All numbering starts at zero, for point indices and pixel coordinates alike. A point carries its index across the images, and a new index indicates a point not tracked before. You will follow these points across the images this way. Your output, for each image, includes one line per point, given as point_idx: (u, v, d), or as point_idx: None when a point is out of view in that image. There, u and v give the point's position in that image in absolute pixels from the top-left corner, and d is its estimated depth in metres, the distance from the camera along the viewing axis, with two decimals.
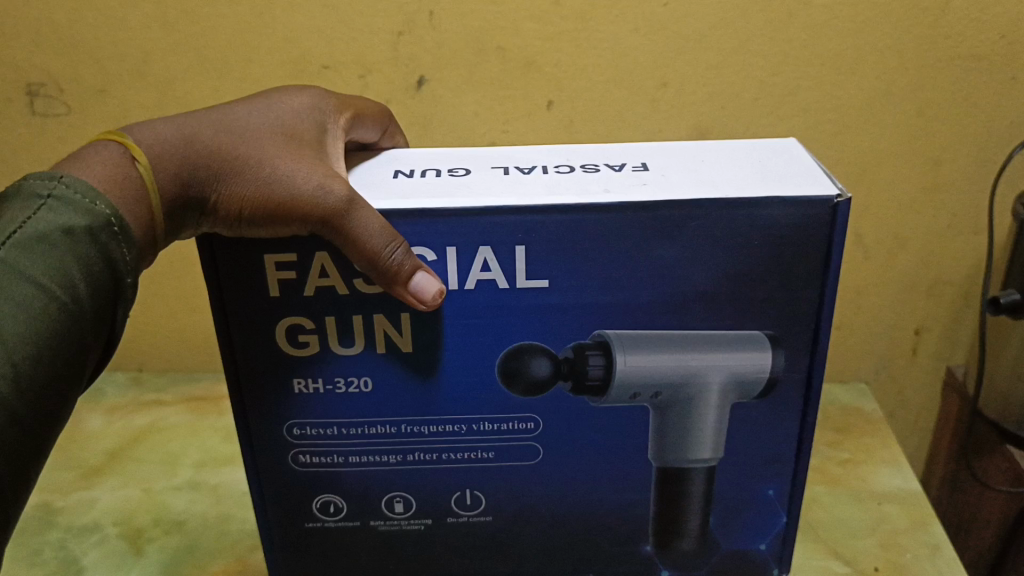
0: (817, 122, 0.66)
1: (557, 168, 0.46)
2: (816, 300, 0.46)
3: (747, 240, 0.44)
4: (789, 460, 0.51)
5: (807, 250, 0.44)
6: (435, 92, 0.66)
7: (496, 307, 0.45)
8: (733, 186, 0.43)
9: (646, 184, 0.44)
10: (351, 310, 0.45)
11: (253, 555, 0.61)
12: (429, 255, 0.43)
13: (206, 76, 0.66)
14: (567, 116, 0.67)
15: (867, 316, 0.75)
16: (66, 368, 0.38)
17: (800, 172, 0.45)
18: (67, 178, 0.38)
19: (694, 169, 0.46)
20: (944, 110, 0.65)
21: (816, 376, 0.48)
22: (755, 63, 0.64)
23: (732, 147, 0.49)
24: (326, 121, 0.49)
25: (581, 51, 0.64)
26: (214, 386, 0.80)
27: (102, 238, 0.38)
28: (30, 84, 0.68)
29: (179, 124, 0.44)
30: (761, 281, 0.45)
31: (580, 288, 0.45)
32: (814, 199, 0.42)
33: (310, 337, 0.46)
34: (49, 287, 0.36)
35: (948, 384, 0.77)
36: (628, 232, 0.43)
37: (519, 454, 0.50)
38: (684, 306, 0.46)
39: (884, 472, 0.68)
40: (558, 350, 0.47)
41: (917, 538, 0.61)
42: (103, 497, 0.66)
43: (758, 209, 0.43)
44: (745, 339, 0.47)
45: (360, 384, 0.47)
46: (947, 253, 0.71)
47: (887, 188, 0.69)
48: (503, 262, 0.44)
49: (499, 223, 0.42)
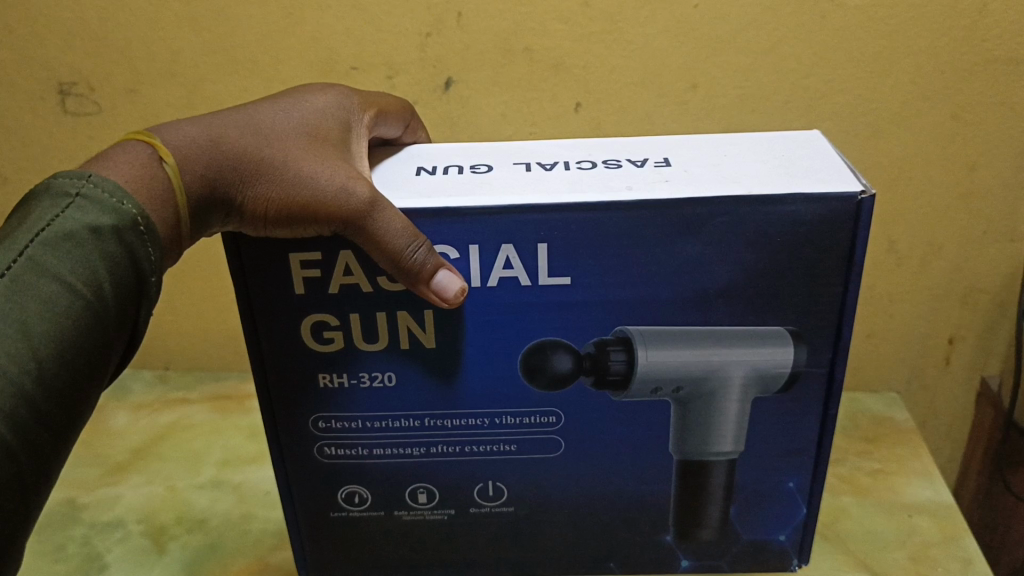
0: (849, 125, 0.65)
1: (579, 165, 0.46)
2: (839, 295, 0.45)
3: (771, 239, 0.43)
4: (811, 453, 0.50)
5: (831, 245, 0.43)
6: (462, 93, 0.66)
7: (519, 304, 0.44)
8: (755, 183, 0.43)
9: (668, 180, 0.43)
10: (375, 308, 0.45)
11: (274, 554, 0.60)
12: (452, 253, 0.43)
13: (235, 77, 0.67)
14: (595, 118, 0.67)
15: (899, 323, 0.74)
16: (91, 363, 0.38)
17: (824, 167, 0.44)
18: (94, 178, 0.39)
19: (717, 164, 0.45)
20: (981, 114, 0.64)
21: (840, 370, 0.47)
22: (787, 65, 0.63)
23: (753, 139, 0.48)
24: (350, 120, 0.48)
25: (611, 52, 0.64)
26: (239, 385, 0.80)
27: (128, 237, 0.39)
28: (62, 82, 0.69)
29: (206, 125, 0.44)
30: (788, 278, 0.44)
31: (601, 286, 0.44)
32: (838, 195, 0.42)
33: (334, 334, 0.46)
34: (75, 284, 0.36)
35: (983, 395, 0.75)
36: (650, 229, 0.42)
37: (541, 446, 0.50)
38: (707, 303, 0.45)
39: (915, 482, 0.67)
40: (579, 346, 0.46)
41: (949, 552, 0.60)
42: (126, 494, 0.66)
43: (782, 206, 0.42)
44: (767, 335, 0.46)
45: (384, 379, 0.47)
46: (983, 260, 0.70)
47: (921, 193, 0.67)
48: (525, 259, 0.43)
49: (522, 221, 0.42)
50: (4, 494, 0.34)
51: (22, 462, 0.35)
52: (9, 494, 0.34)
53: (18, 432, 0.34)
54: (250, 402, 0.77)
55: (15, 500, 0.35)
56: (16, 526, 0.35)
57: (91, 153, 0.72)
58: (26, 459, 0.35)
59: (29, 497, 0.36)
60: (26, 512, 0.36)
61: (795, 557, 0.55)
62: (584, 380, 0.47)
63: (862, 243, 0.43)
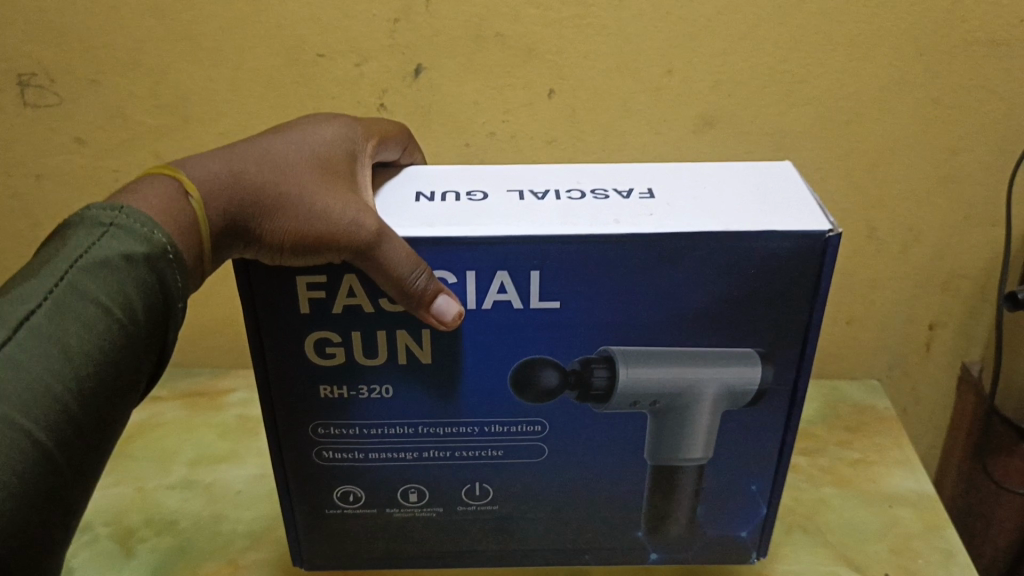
0: (828, 110, 0.64)
1: (568, 194, 0.44)
2: (805, 324, 0.44)
3: (745, 269, 0.42)
4: (773, 460, 0.49)
5: (800, 277, 0.42)
6: (433, 80, 0.64)
7: (509, 326, 0.43)
8: (734, 218, 0.42)
9: (653, 214, 0.42)
10: (375, 326, 0.43)
11: (245, 556, 0.59)
12: (451, 277, 0.41)
13: (200, 66, 0.65)
14: (569, 106, 0.65)
15: (881, 310, 0.73)
16: (121, 393, 0.36)
17: (799, 204, 0.43)
18: (127, 209, 0.37)
19: (698, 198, 0.44)
20: (961, 98, 0.63)
21: (803, 390, 0.46)
22: (764, 50, 0.62)
23: (728, 171, 0.47)
24: (356, 149, 0.47)
25: (586, 38, 0.62)
26: (212, 381, 0.79)
27: (159, 265, 0.37)
28: (21, 74, 0.66)
29: (224, 158, 0.43)
30: (765, 304, 0.43)
31: (591, 307, 0.43)
32: (807, 232, 0.41)
33: (337, 350, 0.44)
34: (112, 311, 0.35)
35: (964, 382, 0.75)
36: (634, 259, 0.41)
37: (527, 451, 0.49)
38: (688, 325, 0.44)
39: (897, 472, 0.66)
40: (566, 363, 0.45)
41: (931, 544, 0.59)
42: (95, 496, 0.65)
43: (756, 242, 0.41)
44: (737, 355, 0.45)
45: (382, 391, 0.46)
46: (964, 245, 0.69)
47: (902, 178, 0.66)
48: (519, 284, 0.42)
49: (513, 250, 0.41)
50: (45, 522, 0.32)
51: (59, 493, 0.33)
52: (51, 520, 0.32)
53: (59, 461, 0.32)
54: (222, 398, 0.76)
55: (51, 530, 0.33)
56: (44, 561, 0.33)
57: (53, 146, 0.69)
58: (64, 488, 0.33)
59: (63, 527, 0.34)
60: (59, 542, 0.34)
61: (754, 551, 0.54)
62: (568, 394, 0.46)
63: (827, 277, 0.42)
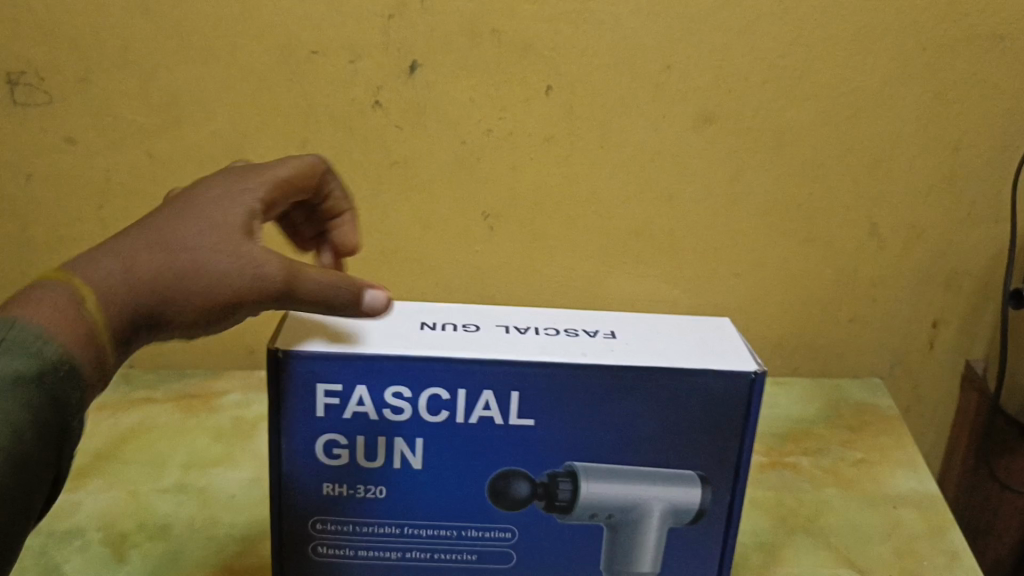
0: (828, 105, 0.63)
1: (545, 330, 0.47)
2: (737, 448, 0.46)
3: (694, 408, 0.45)
4: (713, 563, 0.49)
5: (733, 411, 0.45)
6: (429, 77, 0.63)
7: (489, 440, 0.45)
8: (679, 356, 0.45)
9: (614, 350, 0.45)
10: (378, 432, 0.45)
11: (239, 562, 0.58)
12: (443, 393, 0.44)
13: (191, 64, 0.64)
14: (567, 102, 0.64)
15: (882, 310, 0.72)
16: (17, 523, 0.33)
17: (739, 348, 0.47)
18: (16, 326, 0.35)
19: (655, 339, 0.47)
20: (963, 92, 0.62)
21: (737, 512, 0.47)
22: (763, 45, 0.61)
23: (679, 319, 0.50)
24: (241, 188, 0.44)
25: (583, 34, 0.61)
26: (204, 384, 0.77)
27: (54, 384, 0.34)
28: (10, 72, 0.64)
29: (115, 251, 0.39)
30: (703, 435, 0.46)
31: (555, 444, 0.46)
32: (738, 371, 0.44)
33: (342, 450, 0.45)
34: (10, 439, 0.32)
35: (967, 379, 0.74)
36: (598, 390, 0.44)
37: (496, 559, 0.48)
38: (641, 445, 0.46)
39: (899, 473, 0.65)
40: (537, 474, 0.46)
41: (935, 546, 0.58)
42: (86, 500, 0.63)
43: (701, 377, 0.44)
44: (679, 477, 0.47)
45: (377, 492, 0.47)
46: (966, 242, 0.68)
47: (903, 175, 0.66)
48: (502, 402, 0.44)
49: (493, 371, 0.44)
50: None
51: None
52: None
53: None
54: (215, 401, 0.75)
55: None
56: None
57: (43, 146, 0.68)
58: None
59: None
60: None
61: None
62: (535, 505, 0.47)
63: (755, 414, 0.45)
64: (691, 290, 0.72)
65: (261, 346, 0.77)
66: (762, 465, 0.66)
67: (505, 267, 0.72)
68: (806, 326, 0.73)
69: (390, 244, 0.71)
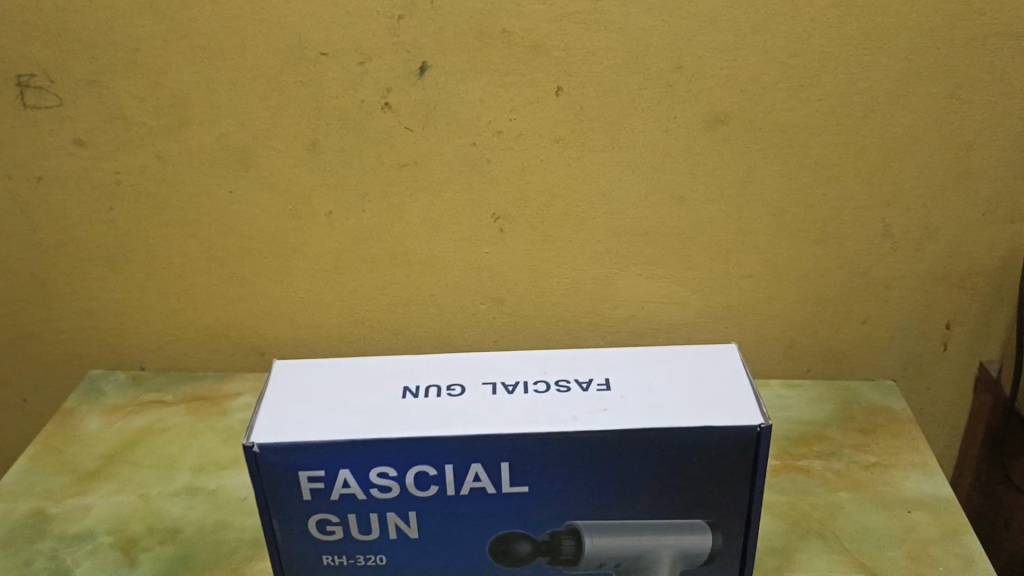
0: (841, 105, 0.62)
1: (535, 386, 0.51)
2: (744, 492, 0.49)
3: (685, 463, 0.48)
4: None
5: (736, 459, 0.48)
6: (437, 78, 0.63)
7: (485, 506, 0.49)
8: (674, 413, 0.48)
9: (605, 409, 0.48)
10: (368, 510, 0.49)
11: (250, 566, 0.58)
12: (430, 469, 0.47)
13: (199, 66, 0.63)
14: (577, 103, 0.64)
15: (895, 311, 0.72)
16: None
17: (733, 395, 0.49)
18: None
19: (651, 389, 0.50)
20: (976, 92, 0.61)
21: (751, 550, 0.51)
22: (775, 44, 0.60)
23: (671, 358, 0.54)
24: None
25: (593, 34, 0.61)
26: (216, 385, 0.78)
27: None
28: (20, 75, 0.65)
29: None
30: (704, 484, 0.49)
31: (548, 507, 0.49)
32: (738, 426, 0.47)
33: (336, 528, 0.49)
34: None
35: (981, 381, 0.73)
36: (588, 455, 0.47)
37: None
38: (636, 501, 0.49)
39: (913, 476, 0.65)
40: (537, 533, 0.50)
41: (949, 550, 0.58)
42: (97, 504, 0.64)
43: (693, 435, 0.47)
44: (686, 526, 0.50)
45: (377, 558, 0.51)
46: (981, 243, 0.68)
47: (916, 175, 0.65)
48: (491, 473, 0.48)
49: (482, 446, 0.46)
50: None
51: None
52: None
53: None
54: (227, 403, 0.75)
55: None
56: None
57: (51, 150, 0.68)
58: None
59: None
60: None
61: None
62: (540, 560, 0.50)
63: (762, 459, 0.48)
64: (702, 290, 0.72)
65: (271, 347, 0.77)
66: (773, 468, 0.66)
67: (517, 267, 0.71)
68: (819, 327, 0.73)
69: (400, 245, 0.70)
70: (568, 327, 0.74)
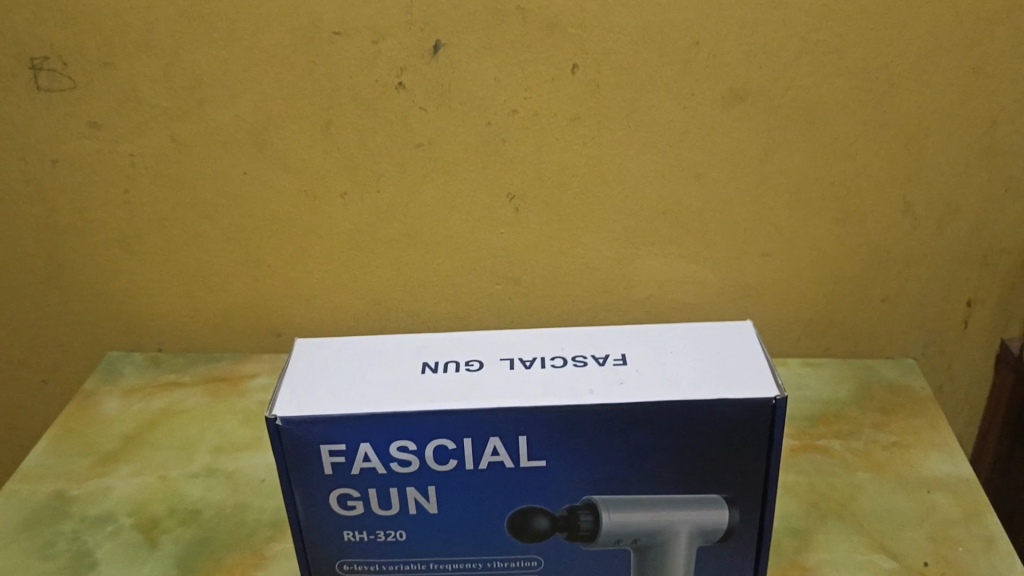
0: (862, 81, 0.61)
1: (552, 361, 0.51)
2: (762, 469, 0.49)
3: (704, 438, 0.48)
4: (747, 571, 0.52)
5: (755, 433, 0.47)
6: (452, 57, 0.62)
7: (503, 480, 0.49)
8: (693, 387, 0.47)
9: (622, 382, 0.48)
10: (389, 484, 0.49)
11: (269, 547, 0.58)
12: (449, 443, 0.47)
13: (212, 47, 0.63)
14: (593, 81, 0.63)
15: (915, 289, 0.71)
16: None
17: (750, 370, 0.49)
18: None
19: (668, 364, 0.50)
20: (1000, 66, 0.60)
21: (768, 527, 0.51)
22: (796, 20, 0.59)
23: (688, 333, 0.53)
24: None
25: (610, 10, 0.60)
26: (234, 366, 0.78)
27: None
28: (33, 57, 0.64)
29: None
30: (723, 459, 0.48)
31: (566, 481, 0.49)
32: (756, 399, 0.46)
33: (356, 503, 0.49)
34: None
35: (1003, 359, 0.73)
36: (606, 428, 0.47)
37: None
38: (655, 476, 0.49)
39: (934, 456, 0.64)
40: (555, 508, 0.50)
41: (969, 532, 0.57)
42: (118, 485, 0.64)
43: (712, 409, 0.46)
44: (704, 502, 0.50)
45: (396, 534, 0.51)
46: (1003, 218, 0.67)
47: (938, 151, 0.64)
48: (509, 447, 0.48)
49: (500, 419, 0.46)
50: None
51: None
52: None
53: None
54: (245, 384, 0.75)
55: None
56: None
57: (66, 132, 0.68)
58: None
59: None
60: None
61: None
62: (557, 535, 0.50)
63: (780, 433, 0.47)
64: (720, 269, 0.71)
65: (287, 327, 0.77)
66: (792, 448, 0.66)
67: (533, 248, 0.71)
68: (838, 306, 0.72)
69: (415, 225, 0.70)
70: (585, 306, 0.74)
